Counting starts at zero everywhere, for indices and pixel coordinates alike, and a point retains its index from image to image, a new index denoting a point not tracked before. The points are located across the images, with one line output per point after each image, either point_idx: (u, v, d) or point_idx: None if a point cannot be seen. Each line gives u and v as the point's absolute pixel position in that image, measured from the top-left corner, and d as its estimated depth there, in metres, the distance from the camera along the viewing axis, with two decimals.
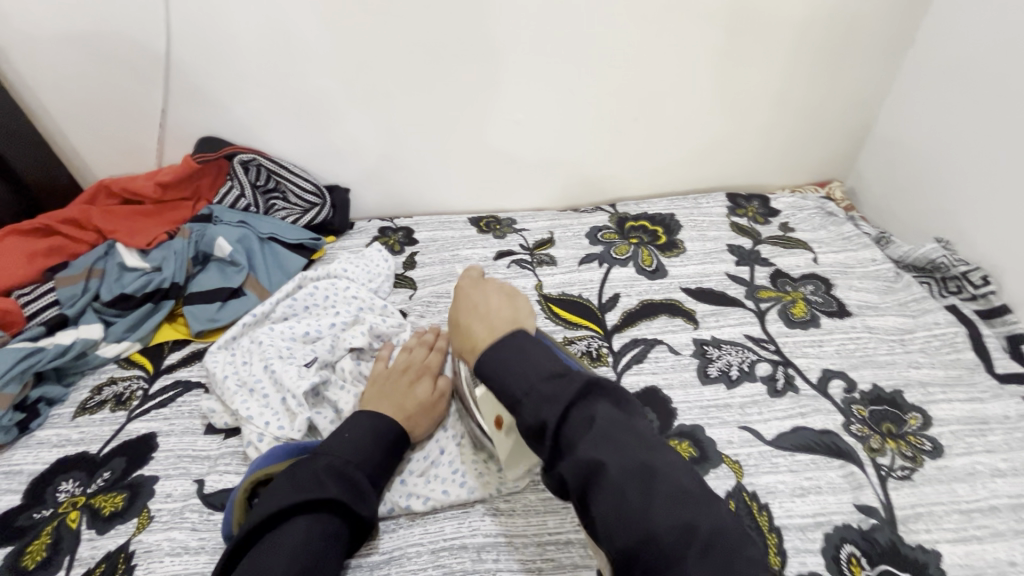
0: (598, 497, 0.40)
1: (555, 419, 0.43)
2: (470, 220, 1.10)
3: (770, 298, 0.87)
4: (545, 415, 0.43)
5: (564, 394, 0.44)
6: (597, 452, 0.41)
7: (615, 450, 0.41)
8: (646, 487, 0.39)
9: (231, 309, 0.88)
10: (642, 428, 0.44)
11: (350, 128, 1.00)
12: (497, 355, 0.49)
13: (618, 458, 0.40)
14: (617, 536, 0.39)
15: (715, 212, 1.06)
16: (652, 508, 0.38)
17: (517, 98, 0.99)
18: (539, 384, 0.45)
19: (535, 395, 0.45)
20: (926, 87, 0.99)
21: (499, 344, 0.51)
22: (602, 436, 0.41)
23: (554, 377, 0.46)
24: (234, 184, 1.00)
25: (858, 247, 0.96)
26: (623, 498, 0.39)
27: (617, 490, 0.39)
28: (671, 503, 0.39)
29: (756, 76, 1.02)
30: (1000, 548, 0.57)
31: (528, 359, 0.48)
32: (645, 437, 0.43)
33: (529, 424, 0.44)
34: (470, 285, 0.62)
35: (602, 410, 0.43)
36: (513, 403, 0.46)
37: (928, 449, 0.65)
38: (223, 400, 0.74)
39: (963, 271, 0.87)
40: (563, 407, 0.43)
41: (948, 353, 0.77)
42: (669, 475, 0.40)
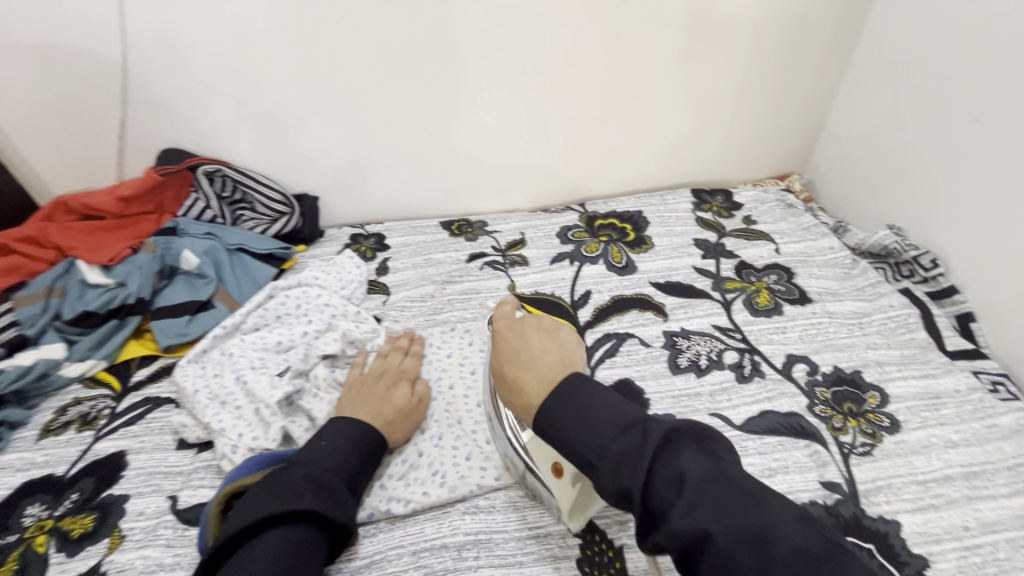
0: (704, 563, 0.38)
1: (623, 473, 0.43)
2: (442, 223, 1.10)
3: (735, 289, 0.89)
4: (626, 479, 0.42)
5: (640, 452, 0.43)
6: (699, 518, 0.39)
7: (715, 513, 0.39)
8: (761, 553, 0.37)
9: (201, 321, 0.87)
10: (736, 476, 0.42)
11: (317, 136, 1.00)
12: (555, 413, 0.49)
13: (722, 524, 0.39)
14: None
15: (681, 208, 1.08)
16: (764, 572, 0.37)
17: (483, 102, 1.01)
18: (611, 445, 0.45)
19: (611, 459, 0.44)
20: (873, 82, 1.04)
21: (559, 390, 0.51)
22: (697, 500, 0.40)
23: (628, 431, 0.45)
24: (199, 196, 0.99)
25: (817, 236, 1.00)
26: (732, 559, 0.37)
27: (726, 557, 0.38)
28: (749, 531, 0.38)
29: (715, 75, 1.05)
30: (954, 515, 0.60)
31: (595, 411, 0.47)
32: (742, 489, 0.41)
33: (613, 493, 0.43)
34: (509, 327, 0.62)
35: (689, 463, 0.42)
36: (589, 468, 0.45)
37: (887, 426, 0.68)
38: (194, 414, 0.72)
39: (914, 255, 0.92)
40: (644, 468, 0.42)
41: (902, 334, 0.81)
42: (753, 505, 0.40)
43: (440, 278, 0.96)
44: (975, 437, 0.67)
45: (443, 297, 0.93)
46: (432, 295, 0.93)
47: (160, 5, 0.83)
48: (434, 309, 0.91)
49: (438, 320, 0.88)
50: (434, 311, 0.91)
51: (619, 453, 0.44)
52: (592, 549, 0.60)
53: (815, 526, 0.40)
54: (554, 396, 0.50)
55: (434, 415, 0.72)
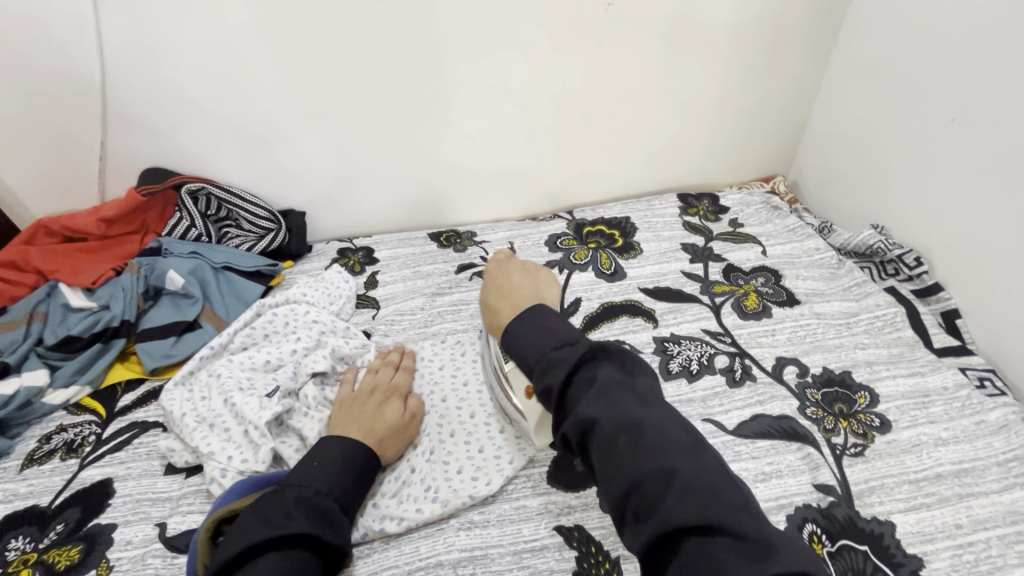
0: (597, 450, 0.42)
1: (549, 372, 0.48)
2: (430, 235, 1.10)
3: (724, 292, 0.90)
4: (550, 378, 0.47)
5: (565, 358, 0.48)
6: (592, 405, 0.44)
7: (608, 407, 0.43)
8: (635, 441, 0.41)
9: (187, 342, 0.86)
10: (642, 390, 0.46)
11: (301, 150, 1.00)
12: (512, 331, 0.54)
13: (610, 413, 0.43)
14: (613, 483, 0.40)
15: (667, 213, 1.09)
16: (638, 457, 0.40)
17: (468, 112, 1.01)
18: (550, 353, 0.50)
19: (545, 361, 0.49)
20: (851, 84, 1.05)
21: (525, 317, 0.54)
22: (600, 395, 0.44)
23: (566, 346, 0.50)
24: (183, 215, 0.97)
25: (803, 237, 1.01)
26: (616, 446, 0.41)
27: (608, 440, 0.42)
28: (630, 422, 0.42)
29: (696, 80, 1.06)
30: (947, 513, 0.60)
31: (543, 328, 0.52)
32: (640, 396, 0.45)
33: (539, 390, 0.48)
34: (496, 268, 0.72)
35: (603, 371, 0.47)
36: (528, 373, 0.50)
37: (878, 426, 0.69)
38: (182, 438, 0.71)
39: (898, 254, 0.93)
40: (568, 370, 0.47)
41: (890, 332, 0.81)
42: (641, 407, 0.44)
43: (429, 291, 0.96)
44: (965, 434, 0.67)
45: (433, 310, 0.93)
46: (421, 308, 0.93)
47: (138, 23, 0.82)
48: (425, 322, 0.90)
49: (428, 333, 0.88)
50: (425, 324, 0.90)
51: (550, 359, 0.49)
52: (589, 561, 0.59)
53: (700, 438, 0.43)
54: (517, 319, 0.54)
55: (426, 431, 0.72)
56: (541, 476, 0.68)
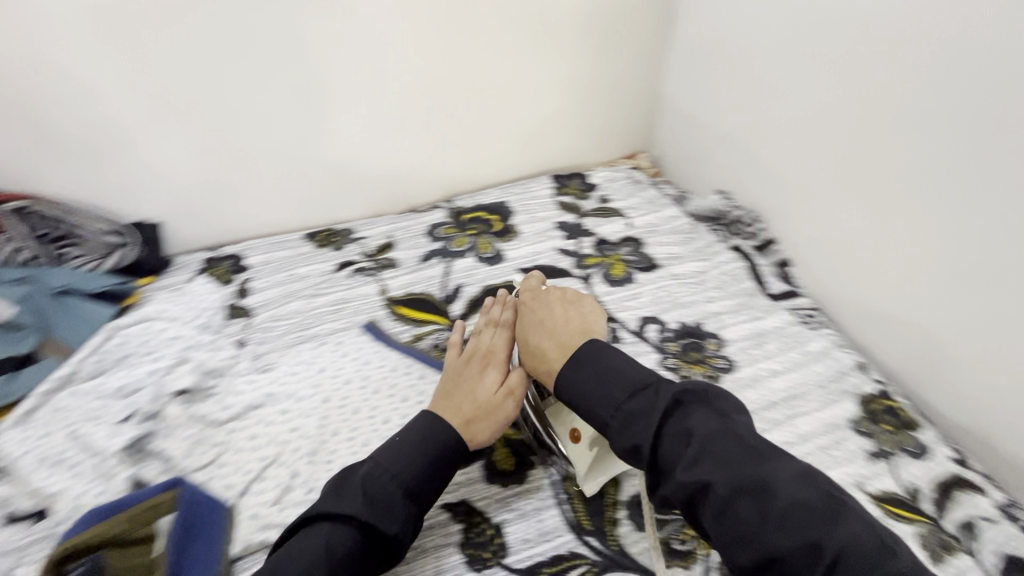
0: (707, 509, 0.46)
1: (633, 429, 0.52)
2: (306, 236, 1.06)
3: (594, 264, 0.96)
4: (636, 437, 0.51)
5: (652, 417, 0.51)
6: (698, 467, 0.47)
7: (721, 469, 0.47)
8: (761, 506, 0.44)
9: (27, 377, 0.78)
10: (749, 438, 0.48)
11: (147, 155, 0.92)
12: (575, 382, 0.59)
13: (721, 475, 0.46)
14: (734, 549, 0.45)
15: (542, 194, 1.14)
16: (764, 526, 0.44)
17: (331, 106, 0.99)
18: (625, 405, 0.54)
19: (623, 416, 0.54)
20: (690, 65, 1.16)
21: (581, 357, 0.60)
22: (703, 453, 0.48)
23: (639, 394, 0.54)
24: (12, 234, 0.86)
25: (662, 207, 1.10)
26: (735, 511, 0.45)
27: (727, 506, 0.45)
28: (750, 483, 0.45)
29: (555, 66, 1.12)
30: (778, 433, 0.69)
31: (613, 374, 0.57)
32: (749, 448, 0.48)
33: (627, 448, 0.52)
34: (536, 300, 0.71)
35: (697, 421, 0.50)
36: (604, 426, 0.55)
37: (724, 367, 0.77)
38: (23, 482, 0.64)
39: (739, 217, 1.06)
40: (655, 427, 0.51)
41: (734, 284, 0.91)
42: (755, 463, 0.46)
43: (306, 293, 0.93)
44: (792, 364, 0.78)
45: (311, 312, 0.90)
46: (298, 311, 0.90)
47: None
48: (303, 325, 0.88)
49: (307, 334, 0.86)
50: (303, 326, 0.87)
51: (632, 409, 0.53)
52: (474, 531, 0.61)
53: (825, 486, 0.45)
54: (572, 365, 0.60)
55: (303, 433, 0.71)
56: None
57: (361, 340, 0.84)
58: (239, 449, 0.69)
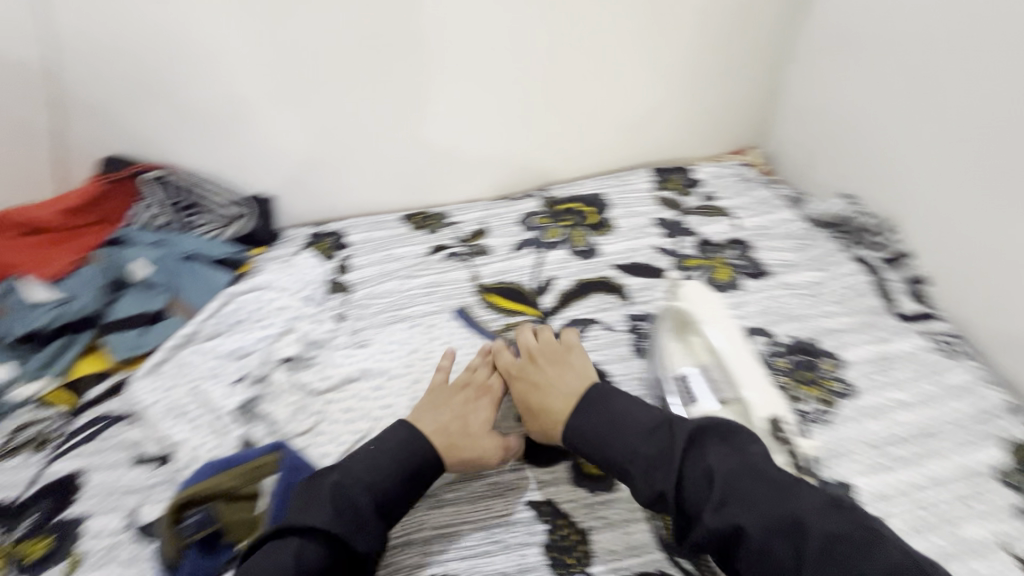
0: (740, 550, 0.49)
1: (654, 474, 0.55)
2: (403, 217, 1.09)
3: (696, 266, 0.90)
4: (660, 484, 0.54)
5: (666, 465, 0.54)
6: (727, 511, 0.50)
7: (749, 510, 0.49)
8: (795, 541, 0.47)
9: (155, 333, 0.85)
10: (771, 473, 0.52)
11: (267, 133, 0.98)
12: (580, 429, 0.61)
13: (753, 517, 0.49)
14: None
15: (641, 188, 1.09)
16: (803, 565, 0.46)
17: (437, 91, 0.99)
18: (642, 448, 0.57)
19: (642, 462, 0.56)
20: (821, 53, 1.05)
21: (586, 410, 0.62)
22: (729, 495, 0.50)
23: (658, 433, 0.57)
24: (150, 201, 0.95)
25: (775, 209, 1.01)
26: (772, 552, 0.47)
27: (762, 546, 0.48)
28: (778, 520, 0.48)
29: (669, 53, 1.05)
30: (906, 474, 0.62)
31: (626, 420, 0.59)
32: (768, 480, 0.51)
33: (650, 494, 0.55)
34: (529, 359, 0.71)
35: (714, 461, 0.53)
36: (624, 472, 0.57)
37: (842, 391, 0.70)
38: (152, 428, 0.72)
39: (863, 224, 0.95)
40: (676, 471, 0.53)
41: (858, 300, 0.82)
42: (782, 496, 0.50)
43: (402, 273, 0.95)
44: (926, 397, 0.69)
45: (405, 293, 0.92)
46: (394, 291, 0.92)
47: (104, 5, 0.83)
48: (396, 305, 0.90)
49: (402, 315, 0.88)
50: (397, 306, 0.89)
51: (646, 453, 0.56)
52: (561, 533, 0.60)
53: (846, 510, 0.49)
54: (576, 413, 0.62)
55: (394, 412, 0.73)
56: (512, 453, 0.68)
57: (453, 326, 0.85)
58: (336, 419, 0.71)
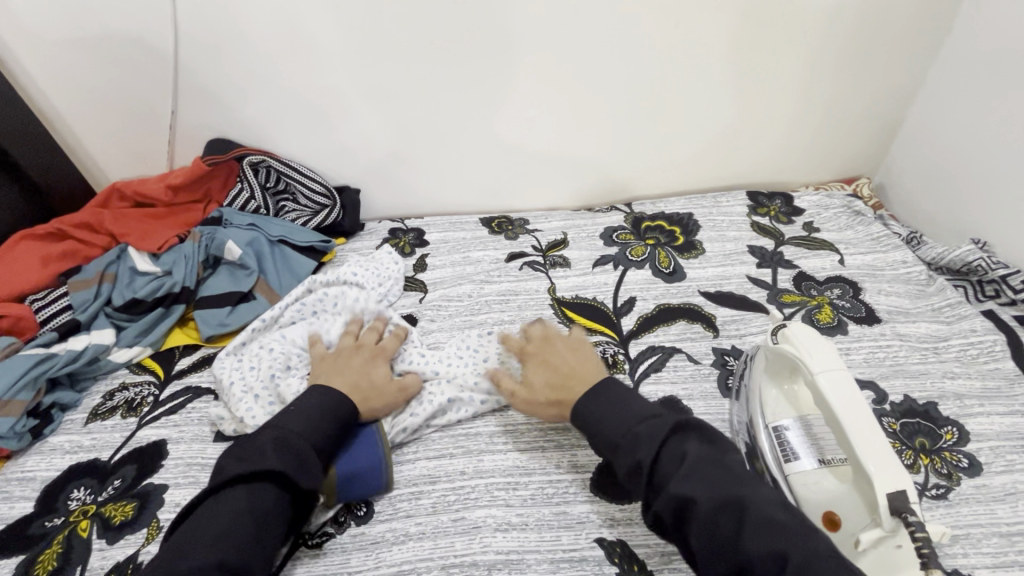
0: (691, 523, 0.46)
1: (638, 446, 0.52)
2: (482, 220, 1.07)
3: (793, 303, 0.83)
4: (640, 455, 0.51)
5: (651, 438, 0.51)
6: (681, 482, 0.47)
7: (704, 485, 0.47)
8: (738, 520, 0.44)
9: (241, 313, 0.87)
10: (737, 467, 0.49)
11: (359, 127, 0.99)
12: (589, 407, 0.59)
13: (707, 491, 0.46)
14: (715, 567, 0.44)
15: (735, 212, 1.02)
16: (743, 538, 0.43)
17: (531, 96, 0.97)
18: (635, 427, 0.54)
19: (629, 436, 0.53)
20: (961, 79, 0.94)
21: (601, 389, 0.60)
22: (694, 473, 0.48)
23: (649, 420, 0.54)
24: (243, 185, 0.99)
25: (887, 248, 0.92)
26: (716, 525, 0.45)
27: (710, 521, 0.45)
28: (728, 500, 0.45)
29: (781, 68, 0.97)
30: None
31: (625, 405, 0.57)
32: (735, 471, 0.48)
33: (628, 466, 0.52)
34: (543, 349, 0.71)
35: (693, 447, 0.50)
36: (613, 443, 0.55)
37: (965, 467, 0.61)
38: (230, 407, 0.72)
39: (1002, 275, 0.83)
40: (656, 445, 0.51)
41: (985, 363, 0.73)
42: (737, 482, 0.47)
43: (478, 278, 0.94)
44: None
45: (480, 299, 0.90)
46: (468, 296, 0.91)
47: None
48: (470, 310, 0.88)
49: (475, 322, 0.86)
50: (471, 312, 0.88)
51: (640, 434, 0.52)
52: None
53: (801, 516, 0.46)
54: (595, 393, 0.60)
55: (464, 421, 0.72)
56: (583, 483, 0.65)
57: None
58: (405, 422, 0.70)
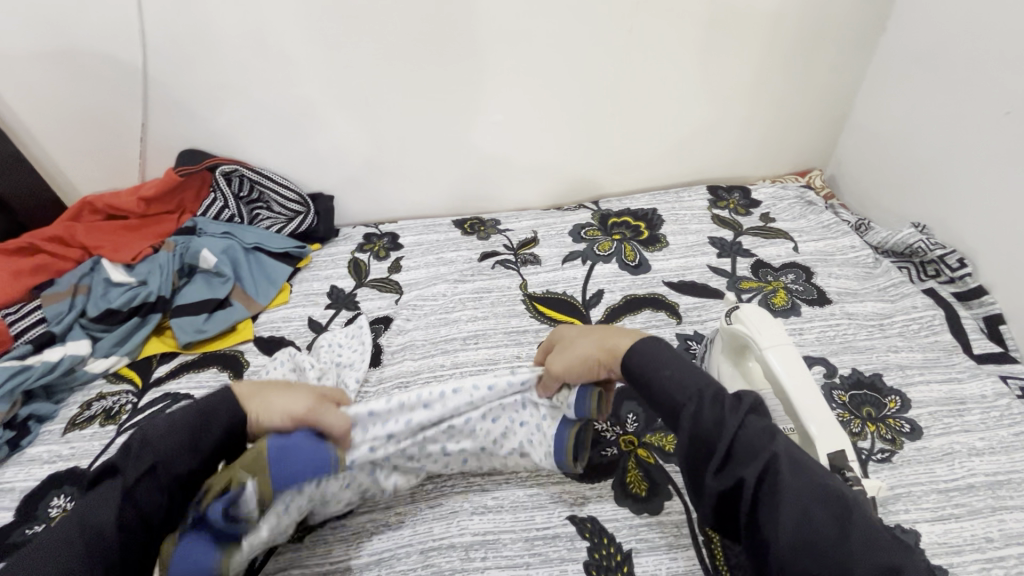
0: (777, 500, 0.45)
1: (724, 413, 0.49)
2: (455, 222, 1.10)
3: (751, 288, 0.88)
4: (727, 420, 0.48)
5: (741, 403, 0.50)
6: (776, 454, 0.47)
7: (800, 469, 0.46)
8: (836, 514, 0.44)
9: (218, 319, 0.89)
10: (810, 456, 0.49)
11: (331, 135, 1.01)
12: (654, 355, 0.56)
13: (803, 476, 0.46)
14: (797, 556, 0.43)
15: (696, 206, 1.07)
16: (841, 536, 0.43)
17: (497, 100, 1.00)
18: (713, 392, 0.51)
19: (714, 399, 0.50)
20: (899, 75, 1.00)
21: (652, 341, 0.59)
22: (789, 455, 0.47)
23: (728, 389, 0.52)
24: (217, 195, 1.00)
25: (837, 234, 0.98)
26: (813, 517, 0.44)
27: (806, 507, 0.44)
28: (821, 489, 0.45)
29: (733, 69, 1.02)
30: (977, 525, 0.58)
31: (689, 373, 0.54)
32: (817, 463, 0.48)
33: (709, 426, 0.49)
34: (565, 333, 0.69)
35: (774, 428, 0.49)
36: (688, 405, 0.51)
37: (907, 431, 0.66)
38: None
39: (939, 255, 0.89)
40: (743, 414, 0.49)
41: (926, 337, 0.78)
42: (825, 474, 0.47)
43: (451, 277, 0.96)
44: (1001, 445, 0.64)
45: (454, 297, 0.93)
46: (443, 294, 0.93)
47: (189, 13, 0.85)
48: (445, 308, 0.91)
49: (450, 319, 0.88)
50: (446, 310, 0.91)
51: (719, 398, 0.50)
52: (600, 554, 0.59)
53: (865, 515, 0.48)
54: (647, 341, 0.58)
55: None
56: (556, 465, 0.68)
57: (501, 333, 0.85)
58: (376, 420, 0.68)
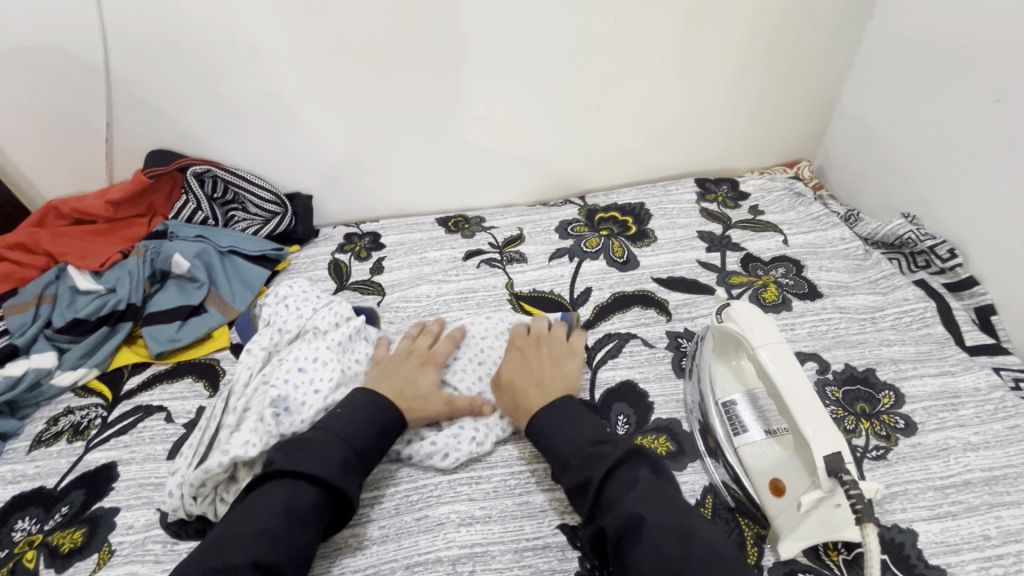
0: (637, 545, 0.48)
1: (587, 465, 0.55)
2: (438, 220, 1.07)
3: (741, 283, 0.87)
4: (589, 471, 0.54)
5: (603, 457, 0.55)
6: (628, 504, 0.50)
7: (653, 509, 0.49)
8: (685, 546, 0.47)
9: (193, 327, 0.85)
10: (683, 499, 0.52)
11: (307, 133, 0.97)
12: (549, 416, 0.61)
13: (654, 514, 0.49)
14: None
15: (684, 199, 1.05)
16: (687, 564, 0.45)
17: (480, 93, 0.97)
18: (587, 447, 0.56)
19: (581, 452, 0.56)
20: (886, 64, 0.98)
21: (555, 406, 0.62)
22: (643, 497, 0.51)
23: (601, 441, 0.57)
24: (189, 197, 0.96)
25: (827, 226, 0.97)
26: (661, 549, 0.47)
27: (655, 541, 0.47)
28: (674, 527, 0.48)
29: (719, 59, 1.01)
30: (974, 523, 0.56)
31: (571, 424, 0.59)
32: (683, 505, 0.51)
33: (577, 480, 0.55)
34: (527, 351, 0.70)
35: (642, 473, 0.53)
36: (564, 461, 0.57)
37: (902, 427, 0.65)
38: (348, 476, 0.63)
39: (930, 245, 0.88)
40: (605, 465, 0.54)
41: (918, 329, 0.78)
42: (685, 515, 0.50)
43: (436, 278, 0.94)
44: (996, 439, 0.64)
45: (438, 298, 0.90)
46: (427, 296, 0.90)
47: (151, 6, 0.81)
48: (430, 310, 0.88)
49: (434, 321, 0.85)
50: (430, 312, 0.88)
51: (585, 452, 0.56)
52: (592, 564, 0.57)
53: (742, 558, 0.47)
54: (551, 411, 0.61)
55: (410, 436, 0.67)
56: (546, 471, 0.66)
57: None
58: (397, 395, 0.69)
